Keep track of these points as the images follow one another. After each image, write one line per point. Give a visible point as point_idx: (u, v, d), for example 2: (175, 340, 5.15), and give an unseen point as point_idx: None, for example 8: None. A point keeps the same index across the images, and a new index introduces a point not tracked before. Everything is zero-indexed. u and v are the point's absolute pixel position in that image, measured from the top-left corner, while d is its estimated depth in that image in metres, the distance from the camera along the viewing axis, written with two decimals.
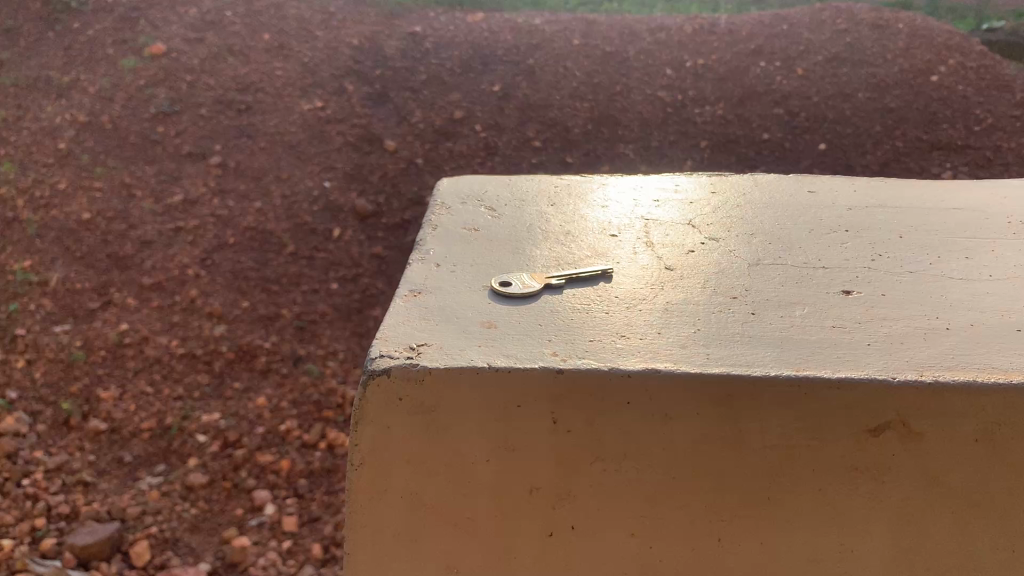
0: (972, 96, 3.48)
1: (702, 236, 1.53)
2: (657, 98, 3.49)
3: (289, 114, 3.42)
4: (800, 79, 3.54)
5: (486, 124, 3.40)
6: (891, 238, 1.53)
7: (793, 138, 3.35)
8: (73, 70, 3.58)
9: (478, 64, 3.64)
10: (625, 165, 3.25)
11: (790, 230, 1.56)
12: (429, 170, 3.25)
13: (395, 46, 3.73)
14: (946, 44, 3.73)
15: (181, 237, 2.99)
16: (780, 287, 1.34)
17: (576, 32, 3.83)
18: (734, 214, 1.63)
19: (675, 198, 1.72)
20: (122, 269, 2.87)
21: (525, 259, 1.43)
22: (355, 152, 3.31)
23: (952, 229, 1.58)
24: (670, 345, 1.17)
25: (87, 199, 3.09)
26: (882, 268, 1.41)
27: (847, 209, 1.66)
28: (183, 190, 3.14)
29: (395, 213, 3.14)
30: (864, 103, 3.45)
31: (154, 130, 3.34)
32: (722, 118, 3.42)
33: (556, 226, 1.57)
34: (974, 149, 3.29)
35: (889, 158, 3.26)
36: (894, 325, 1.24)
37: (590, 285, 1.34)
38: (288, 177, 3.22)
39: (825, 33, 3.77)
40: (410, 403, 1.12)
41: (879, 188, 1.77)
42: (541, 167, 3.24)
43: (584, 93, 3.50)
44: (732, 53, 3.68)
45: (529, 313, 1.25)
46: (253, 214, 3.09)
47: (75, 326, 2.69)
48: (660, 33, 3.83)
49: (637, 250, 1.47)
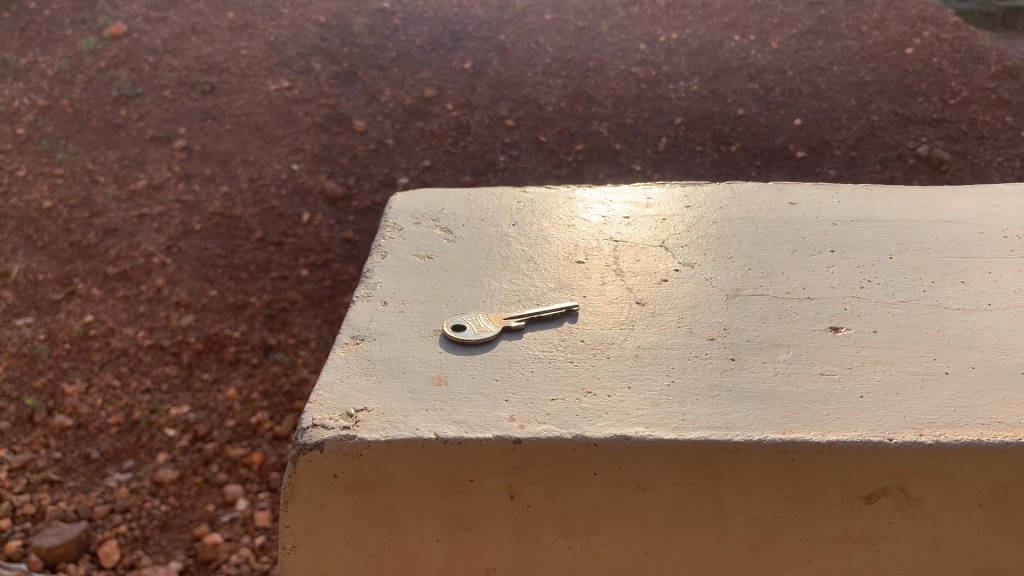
0: (947, 69, 3.36)
1: (676, 260, 1.41)
2: (630, 74, 3.35)
3: (255, 95, 3.24)
4: (774, 53, 3.42)
5: (457, 102, 3.24)
6: (880, 259, 1.41)
7: (767, 113, 3.21)
8: (31, 53, 3.42)
9: (448, 41, 3.47)
10: (598, 145, 3.10)
11: (771, 252, 1.43)
12: (400, 150, 3.09)
13: (363, 23, 3.53)
14: (920, 16, 3.60)
15: (146, 224, 2.83)
16: (762, 325, 1.21)
17: (548, 7, 3.65)
18: (710, 233, 1.51)
19: (646, 213, 1.59)
20: (86, 259, 2.73)
21: (481, 293, 1.30)
22: (324, 133, 3.14)
23: (944, 247, 1.46)
24: (642, 402, 1.05)
25: (48, 186, 2.96)
26: (872, 297, 1.29)
27: (831, 223, 1.54)
28: (147, 175, 2.98)
29: (365, 195, 2.95)
30: (839, 77, 3.32)
31: (117, 114, 3.17)
32: (697, 93, 3.28)
33: (518, 252, 1.44)
34: (949, 123, 3.17)
35: (865, 133, 3.13)
36: (888, 371, 1.12)
37: (553, 327, 1.21)
38: (255, 160, 3.05)
39: (801, 6, 3.63)
40: (346, 480, 0.99)
41: (864, 198, 1.65)
42: (514, 148, 3.08)
43: (557, 69, 3.36)
44: (705, 27, 3.54)
45: (486, 364, 1.11)
46: (220, 199, 2.92)
47: (38, 318, 2.57)
48: (634, 7, 3.65)
49: (604, 281, 1.34)
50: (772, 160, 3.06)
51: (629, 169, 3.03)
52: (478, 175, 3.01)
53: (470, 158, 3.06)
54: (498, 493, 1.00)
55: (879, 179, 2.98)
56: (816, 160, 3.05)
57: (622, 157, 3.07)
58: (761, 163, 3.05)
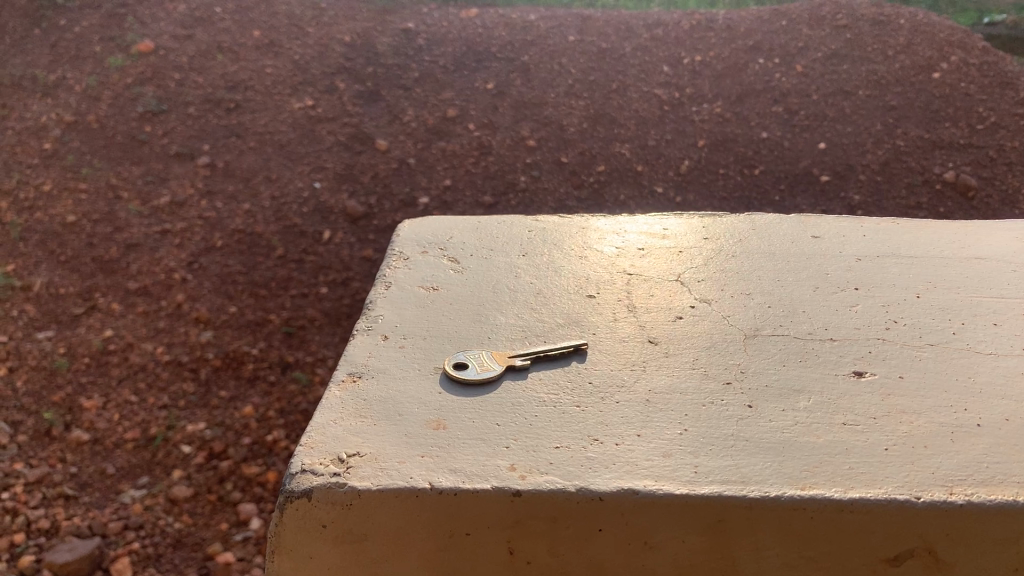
0: (974, 94, 3.28)
1: (693, 296, 1.35)
2: (654, 96, 3.30)
3: (279, 113, 3.23)
4: (799, 76, 3.35)
5: (479, 122, 3.21)
6: (907, 298, 1.35)
7: (792, 136, 3.15)
8: (59, 68, 3.39)
9: (471, 62, 3.45)
10: (620, 166, 3.05)
11: (792, 289, 1.37)
12: (421, 169, 3.05)
13: (387, 43, 3.53)
14: (948, 40, 3.52)
15: (168, 240, 2.80)
16: (782, 369, 1.15)
17: (571, 29, 3.63)
18: (729, 267, 1.45)
19: (662, 245, 1.53)
20: (107, 274, 2.68)
21: (487, 328, 1.25)
22: (346, 152, 3.11)
23: (974, 285, 1.40)
24: (652, 451, 0.99)
25: (72, 201, 2.90)
26: (898, 340, 1.23)
27: (855, 259, 1.48)
28: (171, 191, 2.95)
29: (386, 215, 2.91)
30: (865, 101, 3.25)
31: (142, 130, 3.14)
32: (721, 116, 3.22)
33: (526, 285, 1.38)
34: (975, 149, 3.09)
35: (890, 157, 3.06)
36: (915, 421, 1.05)
37: (560, 367, 1.15)
38: (277, 178, 3.02)
39: (826, 29, 3.56)
40: (336, 530, 0.95)
41: (890, 232, 1.58)
42: (536, 169, 3.03)
43: (579, 91, 3.32)
44: (730, 49, 3.48)
45: (488, 407, 1.05)
46: (242, 216, 2.89)
47: (59, 332, 2.49)
48: (658, 29, 3.64)
49: (616, 317, 1.28)
50: (799, 185, 2.99)
51: (651, 191, 2.96)
52: (499, 195, 2.96)
53: (491, 178, 3.01)
54: (497, 547, 0.96)
55: (904, 206, 2.90)
56: (840, 185, 2.98)
57: (644, 178, 3.01)
58: (784, 188, 2.98)
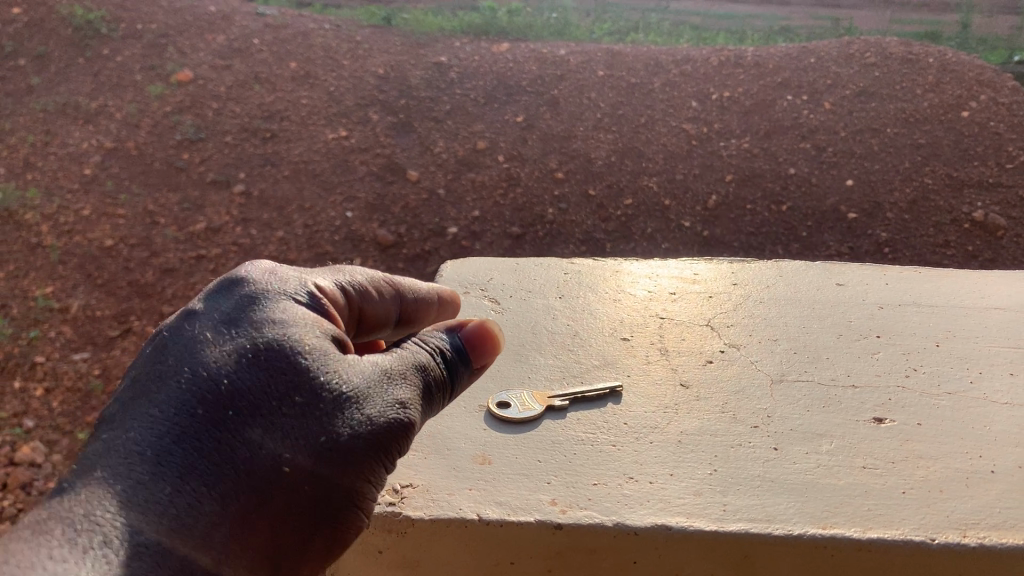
0: (1004, 132, 3.35)
1: (722, 341, 1.42)
2: (682, 130, 3.37)
3: (314, 143, 3.35)
4: (827, 113, 3.41)
5: (509, 153, 3.29)
6: (927, 347, 1.42)
7: (820, 172, 3.20)
8: (102, 96, 3.53)
9: (502, 95, 3.56)
10: (648, 200, 3.11)
11: (816, 336, 1.44)
12: (451, 201, 3.12)
13: (420, 76, 3.66)
14: (977, 79, 3.58)
15: (203, 266, 2.88)
16: (807, 414, 1.22)
17: (600, 64, 3.74)
18: (756, 313, 1.52)
19: (692, 290, 1.61)
20: (144, 297, 2.76)
21: (527, 368, 1.32)
22: (378, 182, 3.20)
23: (992, 336, 1.46)
24: (683, 490, 1.06)
25: (110, 225, 3.03)
26: (918, 387, 1.30)
27: (877, 308, 1.55)
28: (206, 218, 3.07)
29: (415, 244, 2.98)
30: (894, 139, 3.31)
31: (179, 157, 3.29)
32: (748, 151, 3.28)
33: (563, 327, 1.47)
34: (1006, 188, 3.16)
35: (918, 196, 3.12)
36: (932, 466, 1.12)
37: (597, 407, 1.22)
38: (311, 207, 3.11)
39: (854, 66, 3.65)
40: (390, 555, 1.03)
41: (911, 281, 1.66)
42: (564, 201, 3.11)
43: (607, 125, 3.40)
44: (758, 85, 3.55)
45: (530, 444, 1.14)
46: (275, 243, 2.97)
47: (95, 353, 2.58)
48: (686, 65, 3.73)
49: (648, 360, 1.36)
50: (828, 221, 3.04)
51: (678, 226, 3.03)
52: (526, 227, 3.03)
53: (519, 210, 3.08)
54: None
55: (932, 244, 2.97)
56: (867, 222, 3.04)
57: (672, 212, 3.07)
58: (812, 224, 3.04)
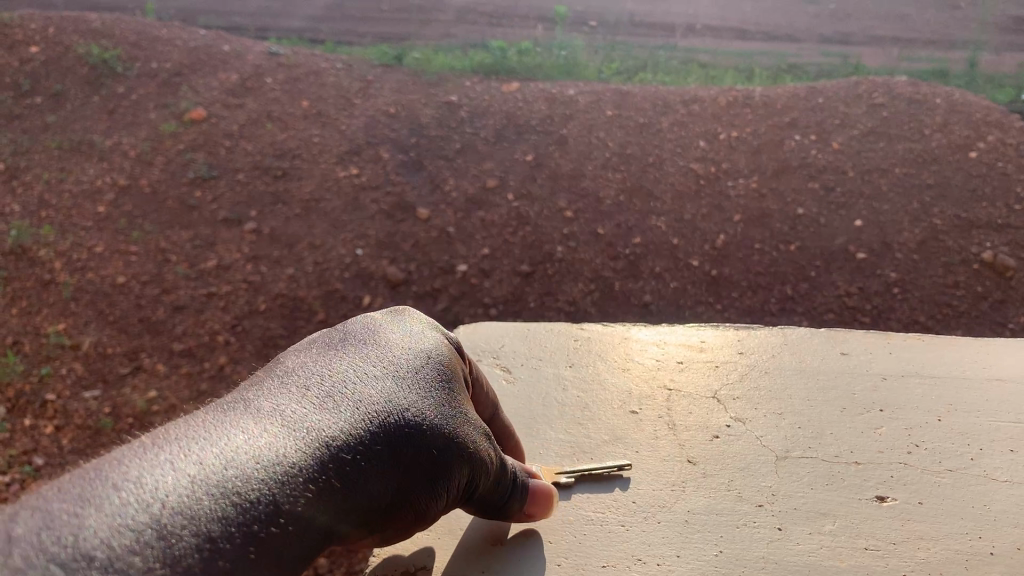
0: (1012, 173, 3.39)
1: (729, 415, 1.67)
2: (690, 171, 3.39)
3: (325, 181, 3.38)
4: (835, 153, 3.46)
5: (518, 192, 3.33)
6: (929, 421, 1.65)
7: (828, 213, 3.24)
8: (116, 133, 3.56)
9: (511, 133, 3.59)
10: (657, 240, 3.15)
11: (822, 410, 1.68)
12: (461, 238, 3.17)
13: (430, 115, 3.68)
14: (985, 120, 3.64)
15: (213, 304, 2.93)
16: (811, 492, 1.51)
17: (609, 103, 3.75)
18: (763, 385, 1.75)
19: (696, 358, 1.83)
20: (154, 334, 2.81)
21: (537, 444, 1.60)
22: (388, 220, 3.23)
23: (996, 410, 1.69)
24: (689, 569, 1.37)
25: (123, 262, 3.04)
26: (920, 464, 1.56)
27: (882, 378, 1.76)
28: (217, 255, 3.09)
29: (425, 281, 3.04)
30: (901, 179, 3.35)
31: (192, 196, 3.31)
32: (757, 192, 3.30)
33: (573, 398, 1.72)
34: (1014, 229, 3.20)
35: (927, 236, 3.16)
36: (930, 548, 1.41)
37: (605, 489, 1.52)
38: (321, 244, 3.15)
39: (862, 107, 3.70)
40: None
41: (918, 349, 1.85)
42: (573, 239, 3.15)
43: (616, 164, 3.43)
44: (766, 125, 3.58)
45: (538, 527, 1.45)
46: (286, 281, 3.02)
47: (105, 391, 2.64)
48: (694, 104, 3.73)
49: (658, 434, 1.63)
50: (837, 263, 3.08)
51: (686, 264, 3.08)
52: (535, 265, 3.09)
53: (528, 248, 3.14)
54: None
55: (942, 284, 3.02)
56: (876, 263, 3.08)
57: (680, 252, 3.12)
58: (820, 264, 3.08)
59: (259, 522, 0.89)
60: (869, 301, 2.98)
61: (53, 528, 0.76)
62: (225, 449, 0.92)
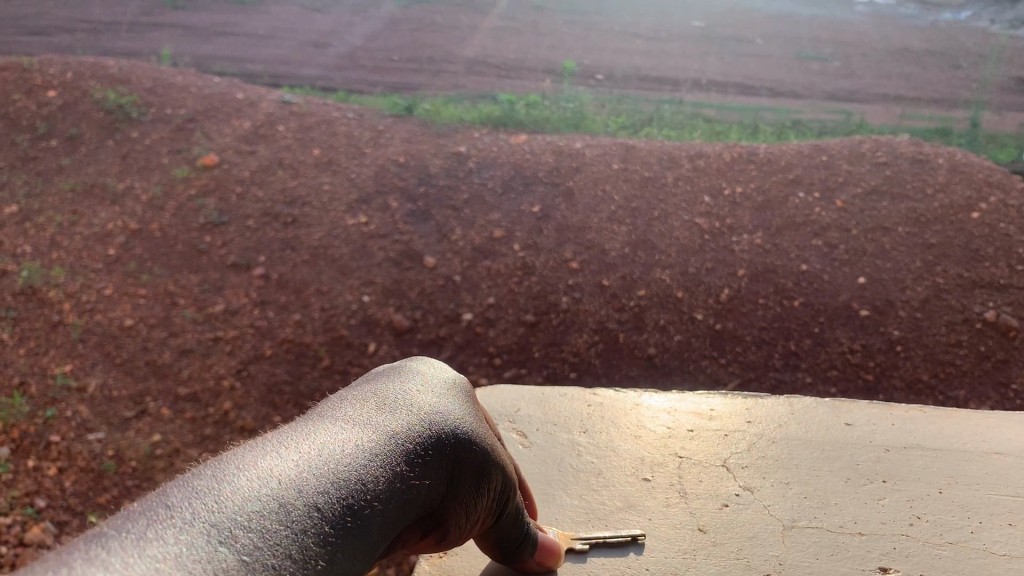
0: (1013, 235, 3.47)
1: (738, 484, 1.89)
2: (695, 225, 3.45)
3: (334, 229, 3.41)
4: (840, 211, 3.53)
5: (525, 243, 3.40)
6: (931, 493, 1.86)
7: (831, 269, 3.30)
8: (129, 178, 3.49)
9: (519, 184, 3.60)
10: (659, 293, 3.22)
11: (827, 480, 1.89)
12: (466, 286, 3.27)
13: (439, 165, 3.65)
14: (986, 180, 3.70)
15: (219, 347, 3.00)
16: (816, 560, 1.68)
17: (616, 156, 3.71)
18: (769, 455, 1.98)
19: (707, 427, 2.09)
20: (159, 378, 2.88)
21: (554, 508, 1.82)
22: (395, 267, 3.31)
23: (993, 484, 1.90)
24: None
25: (131, 305, 3.08)
26: (921, 535, 1.74)
27: (885, 451, 1.99)
28: (225, 300, 3.15)
29: (430, 328, 3.15)
30: (904, 238, 3.42)
31: (202, 240, 3.32)
32: (761, 246, 3.37)
33: (588, 464, 1.95)
34: (1016, 289, 3.29)
35: (930, 295, 3.23)
36: None
37: (620, 554, 1.70)
38: (329, 290, 3.22)
39: (864, 165, 3.75)
40: None
41: (918, 424, 2.10)
42: (577, 290, 3.23)
43: (622, 217, 3.48)
44: (770, 181, 3.64)
45: None
46: (292, 326, 3.10)
47: (108, 433, 2.71)
48: (699, 159, 3.74)
49: (669, 502, 1.84)
50: (839, 319, 3.15)
51: (691, 318, 3.15)
52: (540, 314, 3.18)
53: (533, 297, 3.22)
54: None
55: (944, 343, 3.12)
56: (879, 320, 3.16)
57: (684, 304, 3.19)
58: (823, 320, 3.15)
59: (354, 498, 1.06)
60: (871, 358, 3.09)
61: (203, 503, 0.93)
62: (314, 443, 1.09)
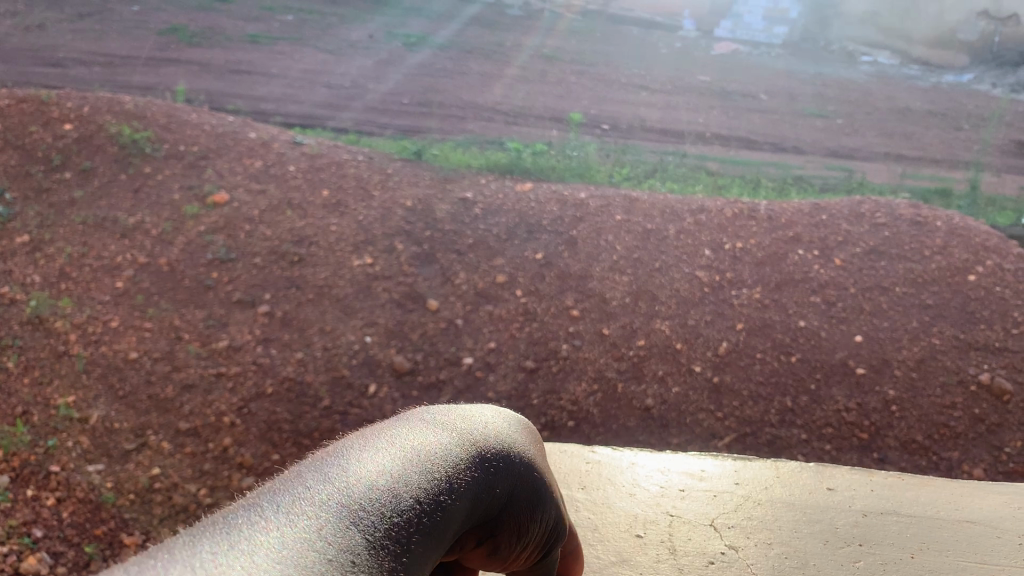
0: (1009, 298, 3.59)
1: (722, 543, 2.20)
2: (696, 278, 3.59)
3: (339, 269, 3.46)
4: (838, 269, 3.68)
5: (527, 289, 3.49)
6: (903, 557, 2.18)
7: (828, 326, 3.41)
8: (139, 212, 3.54)
9: (523, 231, 3.78)
10: (659, 343, 3.30)
11: (806, 542, 2.20)
12: (467, 330, 3.31)
13: (446, 210, 3.87)
14: (983, 245, 3.86)
15: (222, 383, 2.93)
16: None
17: (619, 208, 3.96)
18: (753, 518, 2.27)
19: (699, 487, 2.36)
20: (161, 412, 2.80)
21: None
22: (398, 309, 3.34)
23: (959, 549, 2.23)
24: None
25: (136, 337, 3.00)
26: None
27: (862, 515, 2.31)
28: (229, 335, 3.10)
29: (430, 371, 3.16)
30: (901, 297, 3.56)
31: (209, 276, 3.32)
32: (759, 301, 3.49)
33: (591, 520, 2.23)
34: (1010, 352, 3.38)
35: (925, 355, 3.32)
36: None
37: None
38: (332, 329, 3.22)
39: (864, 226, 3.95)
40: None
41: (897, 490, 2.41)
42: (578, 338, 3.30)
43: (623, 266, 3.62)
44: (771, 237, 3.82)
45: None
46: (294, 364, 3.06)
47: (109, 465, 2.62)
48: (700, 215, 3.97)
49: (660, 559, 2.14)
50: (833, 375, 3.23)
51: (690, 369, 3.22)
52: (540, 360, 3.22)
53: (534, 343, 3.27)
54: None
55: (939, 405, 3.17)
56: (875, 378, 3.23)
57: (683, 356, 3.26)
58: (820, 377, 3.23)
59: (431, 509, 0.97)
60: (868, 417, 3.15)
61: (289, 503, 0.84)
62: (388, 446, 1.00)
